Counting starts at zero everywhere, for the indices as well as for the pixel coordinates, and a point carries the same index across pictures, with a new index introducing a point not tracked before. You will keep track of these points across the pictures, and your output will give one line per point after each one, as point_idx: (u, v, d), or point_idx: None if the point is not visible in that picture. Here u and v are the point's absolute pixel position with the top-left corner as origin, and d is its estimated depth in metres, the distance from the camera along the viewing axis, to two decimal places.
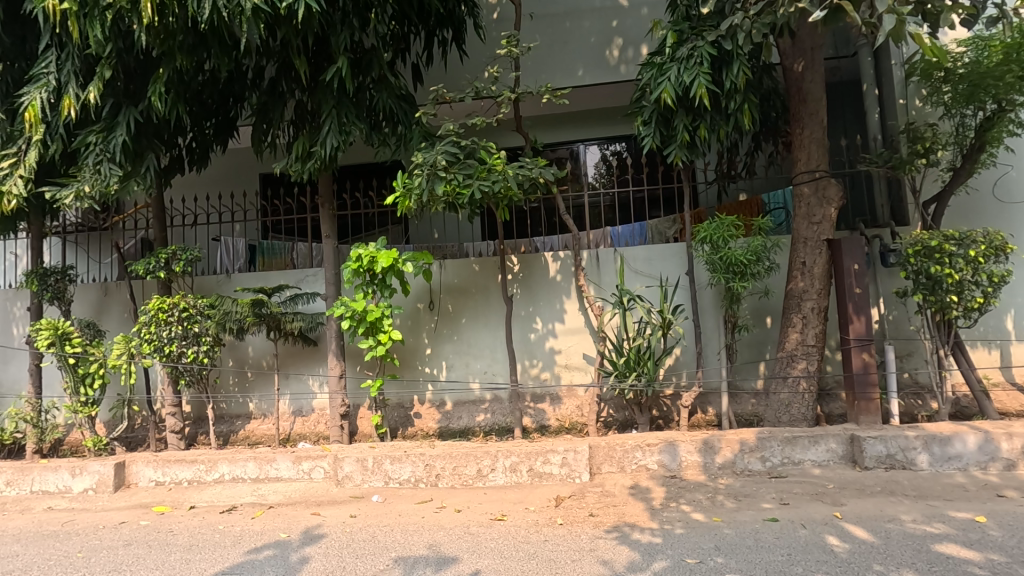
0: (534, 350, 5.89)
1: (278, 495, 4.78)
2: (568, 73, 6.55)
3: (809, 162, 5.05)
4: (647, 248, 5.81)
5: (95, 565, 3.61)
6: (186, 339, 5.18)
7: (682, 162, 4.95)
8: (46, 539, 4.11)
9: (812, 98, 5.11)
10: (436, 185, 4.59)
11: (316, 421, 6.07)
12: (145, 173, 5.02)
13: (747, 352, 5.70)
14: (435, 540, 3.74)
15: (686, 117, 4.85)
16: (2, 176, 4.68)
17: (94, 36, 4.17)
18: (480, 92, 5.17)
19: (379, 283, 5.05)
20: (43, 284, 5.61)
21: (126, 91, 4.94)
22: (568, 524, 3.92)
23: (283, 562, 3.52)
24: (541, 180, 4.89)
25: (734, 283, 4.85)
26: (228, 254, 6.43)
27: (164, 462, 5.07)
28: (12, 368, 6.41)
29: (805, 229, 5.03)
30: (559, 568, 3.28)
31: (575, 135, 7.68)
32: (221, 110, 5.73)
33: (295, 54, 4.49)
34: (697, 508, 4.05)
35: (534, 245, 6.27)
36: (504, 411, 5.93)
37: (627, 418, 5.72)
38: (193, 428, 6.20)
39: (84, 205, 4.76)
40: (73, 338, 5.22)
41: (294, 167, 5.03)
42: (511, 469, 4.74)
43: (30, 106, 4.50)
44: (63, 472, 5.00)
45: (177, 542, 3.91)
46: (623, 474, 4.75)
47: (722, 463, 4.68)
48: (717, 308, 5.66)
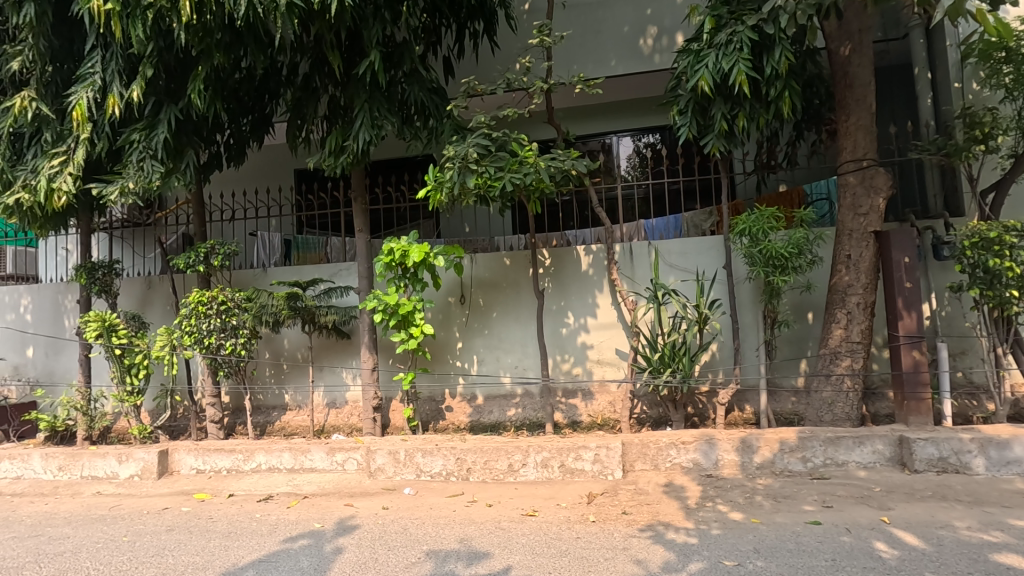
0: (565, 344, 5.83)
1: (313, 486, 4.86)
2: (601, 63, 6.42)
3: (855, 151, 4.83)
4: (682, 241, 5.66)
5: (139, 549, 3.72)
6: (225, 331, 5.31)
7: (719, 152, 4.81)
8: (95, 523, 4.27)
9: (859, 82, 4.86)
10: (467, 178, 4.56)
11: (349, 413, 6.15)
12: (186, 169, 5.14)
13: (786, 349, 5.51)
14: (466, 534, 3.73)
15: (725, 104, 4.68)
16: (53, 174, 4.85)
17: (136, 35, 4.28)
18: (512, 84, 5.06)
19: (411, 277, 5.05)
20: (92, 277, 5.79)
21: (167, 89, 5.08)
22: (601, 522, 3.85)
23: (318, 552, 3.56)
24: (573, 171, 4.82)
25: (774, 277, 4.66)
26: (265, 250, 6.64)
27: (205, 451, 5.20)
28: (63, 359, 6.72)
29: (850, 221, 4.81)
30: (593, 567, 3.22)
31: (608, 126, 7.56)
32: (258, 106, 5.83)
33: (328, 49, 4.53)
34: (734, 508, 3.94)
35: (565, 239, 6.24)
36: (535, 406, 5.86)
37: (662, 414, 5.61)
38: (231, 418, 6.36)
39: (128, 200, 4.86)
40: (120, 330, 5.41)
41: (328, 161, 5.06)
42: (542, 464, 4.69)
43: (78, 105, 4.65)
44: (110, 458, 5.19)
45: (217, 529, 4.00)
46: (657, 472, 4.65)
47: (760, 463, 4.53)
48: (755, 303, 5.49)
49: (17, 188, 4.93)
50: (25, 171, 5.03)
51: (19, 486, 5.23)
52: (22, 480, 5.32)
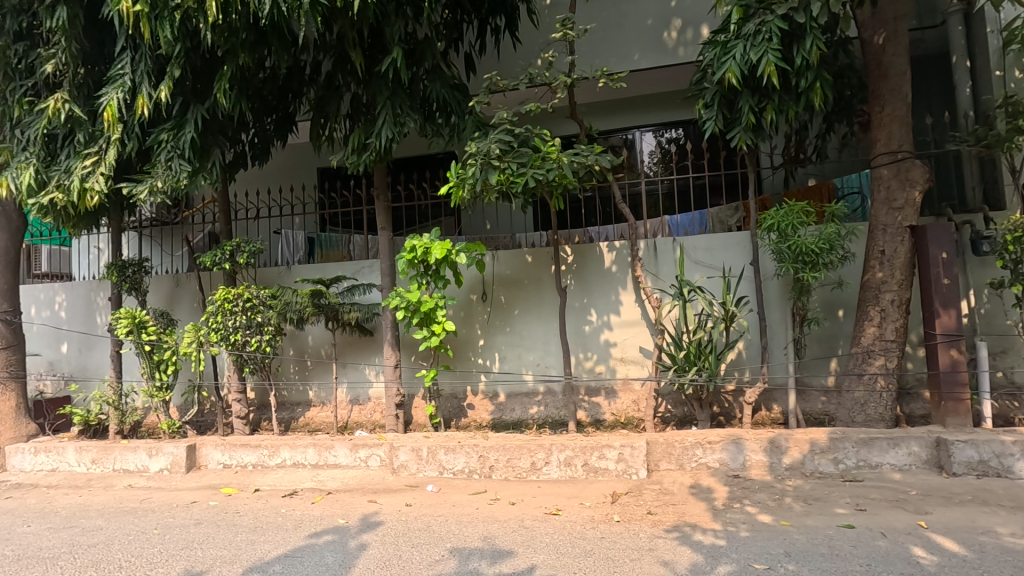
0: (588, 342, 5.77)
1: (337, 482, 4.90)
2: (624, 57, 6.34)
3: (889, 143, 4.67)
4: (707, 237, 5.55)
5: (168, 542, 3.78)
6: (250, 328, 5.38)
7: (746, 146, 4.69)
8: (126, 515, 4.36)
9: (894, 72, 4.69)
10: (490, 174, 4.52)
11: (372, 409, 6.19)
12: (212, 168, 5.20)
13: (816, 347, 5.37)
14: (490, 532, 3.70)
15: (753, 97, 4.56)
16: (86, 174, 4.95)
17: (165, 37, 4.34)
18: (534, 78, 4.99)
19: (433, 275, 5.04)
20: (123, 275, 5.91)
21: (194, 89, 5.15)
22: (625, 522, 3.80)
23: (342, 548, 3.57)
24: (597, 167, 4.77)
25: (804, 274, 4.53)
26: (289, 248, 6.70)
27: (231, 446, 5.28)
28: (96, 354, 6.90)
29: (884, 216, 4.66)
30: (618, 568, 3.17)
31: (631, 121, 7.46)
32: (282, 105, 5.88)
33: (351, 47, 4.53)
34: (763, 510, 3.85)
35: (588, 235, 6.19)
36: (558, 404, 5.82)
37: (687, 414, 5.52)
38: (257, 414, 6.45)
39: (157, 199, 4.95)
40: (149, 326, 5.50)
41: (351, 159, 5.07)
42: (565, 463, 4.65)
43: (109, 106, 4.74)
44: (141, 452, 5.30)
45: (243, 524, 4.05)
46: (682, 472, 4.57)
47: (790, 463, 4.43)
48: (783, 300, 5.36)
49: (51, 188, 5.04)
50: (58, 172, 5.15)
51: (55, 478, 5.38)
52: (57, 472, 5.47)
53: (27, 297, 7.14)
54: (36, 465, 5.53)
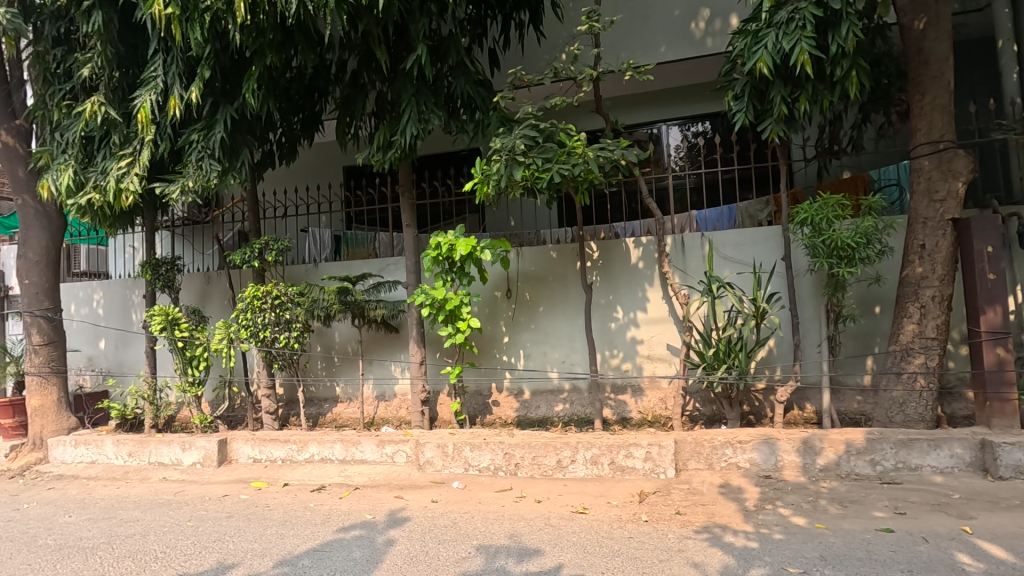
0: (614, 339, 5.70)
1: (363, 477, 4.94)
2: (650, 50, 6.23)
3: (930, 132, 4.50)
4: (737, 232, 5.42)
5: (201, 534, 3.85)
6: (279, 325, 5.46)
7: (778, 138, 4.56)
8: (161, 507, 4.47)
9: (935, 58, 4.51)
10: (514, 170, 4.48)
11: (398, 406, 6.23)
12: (241, 168, 5.28)
13: (851, 344, 5.21)
14: (516, 530, 3.69)
15: (785, 87, 4.42)
16: (121, 175, 5.07)
17: (195, 38, 4.42)
18: (560, 73, 4.93)
19: (458, 271, 5.03)
20: (156, 273, 6.06)
21: (223, 90, 5.22)
22: (653, 522, 3.74)
23: (370, 543, 3.60)
24: (623, 161, 4.70)
25: (839, 269, 4.38)
26: (316, 245, 6.77)
27: (261, 441, 5.36)
28: (132, 350, 7.11)
29: (924, 209, 4.48)
30: (647, 568, 3.12)
31: (658, 115, 7.34)
32: (308, 104, 5.93)
33: (376, 44, 4.54)
34: (797, 512, 3.74)
35: (613, 231, 6.12)
36: (583, 401, 5.76)
37: (715, 413, 5.41)
38: (286, 409, 6.55)
39: (189, 198, 5.05)
40: (182, 323, 5.62)
41: (376, 157, 5.09)
42: (592, 461, 4.60)
43: (142, 108, 4.85)
44: (175, 446, 5.43)
45: (273, 517, 4.11)
46: (711, 472, 4.48)
47: (824, 465, 4.30)
48: (816, 297, 5.21)
49: (88, 188, 5.19)
50: (95, 173, 5.28)
51: (94, 471, 5.55)
52: (96, 464, 5.64)
53: (67, 295, 7.38)
54: (76, 458, 5.71)
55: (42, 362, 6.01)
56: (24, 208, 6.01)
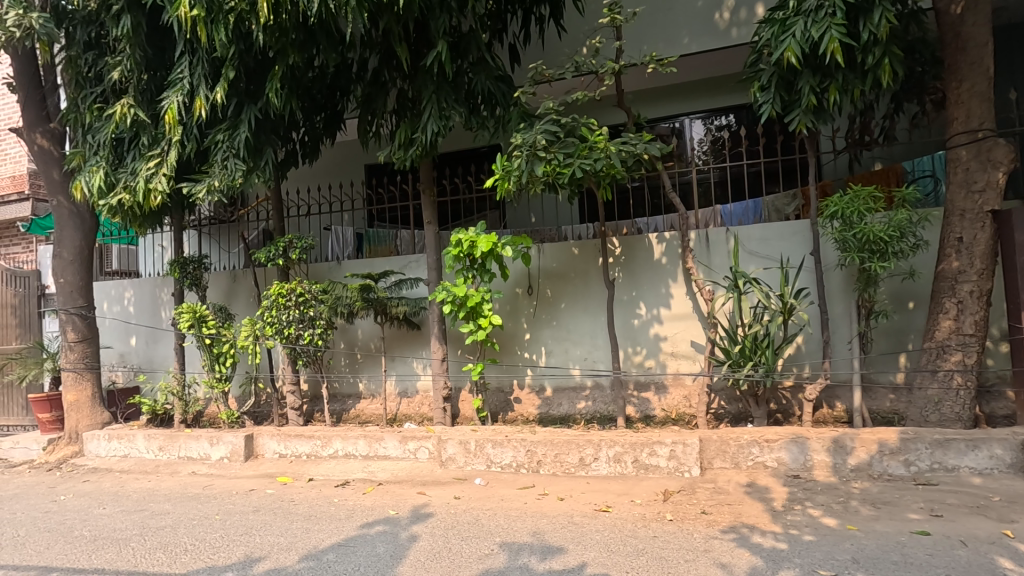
0: (637, 336, 5.63)
1: (386, 473, 4.97)
2: (673, 42, 6.12)
3: (968, 121, 4.33)
4: (763, 226, 5.30)
5: (229, 527, 3.92)
6: (303, 322, 5.52)
7: (806, 129, 4.43)
8: (191, 500, 4.56)
9: (974, 44, 4.34)
10: (536, 166, 4.45)
11: (420, 402, 6.25)
12: (265, 167, 5.34)
13: (883, 342, 5.05)
14: (539, 527, 3.67)
15: (814, 77, 4.29)
16: (149, 175, 5.18)
17: (220, 39, 4.49)
18: (581, 67, 4.88)
19: (479, 268, 5.02)
20: (184, 272, 6.18)
21: (248, 90, 5.29)
22: (678, 521, 3.68)
23: (394, 539, 3.61)
24: (645, 155, 4.63)
25: (871, 263, 4.24)
26: (338, 243, 6.82)
27: (286, 436, 5.43)
28: (162, 347, 7.27)
29: (962, 200, 4.32)
30: (673, 568, 3.07)
31: (680, 108, 7.22)
32: (330, 103, 5.97)
33: (396, 42, 4.54)
34: (828, 513, 3.65)
35: (636, 227, 6.05)
36: (606, 399, 5.71)
37: (741, 411, 5.31)
38: (310, 406, 6.62)
39: (215, 197, 5.14)
40: (209, 320, 5.73)
41: (397, 154, 5.11)
42: (615, 459, 4.55)
43: (169, 109, 4.94)
44: (202, 441, 5.54)
45: (299, 512, 4.17)
46: (737, 471, 4.39)
47: (856, 465, 4.19)
48: (847, 292, 5.07)
49: (119, 189, 5.31)
50: (125, 173, 5.40)
51: (127, 464, 5.71)
52: (129, 458, 5.80)
53: (100, 293, 7.58)
54: (110, 451, 5.87)
55: (77, 359, 6.19)
56: (59, 209, 6.19)
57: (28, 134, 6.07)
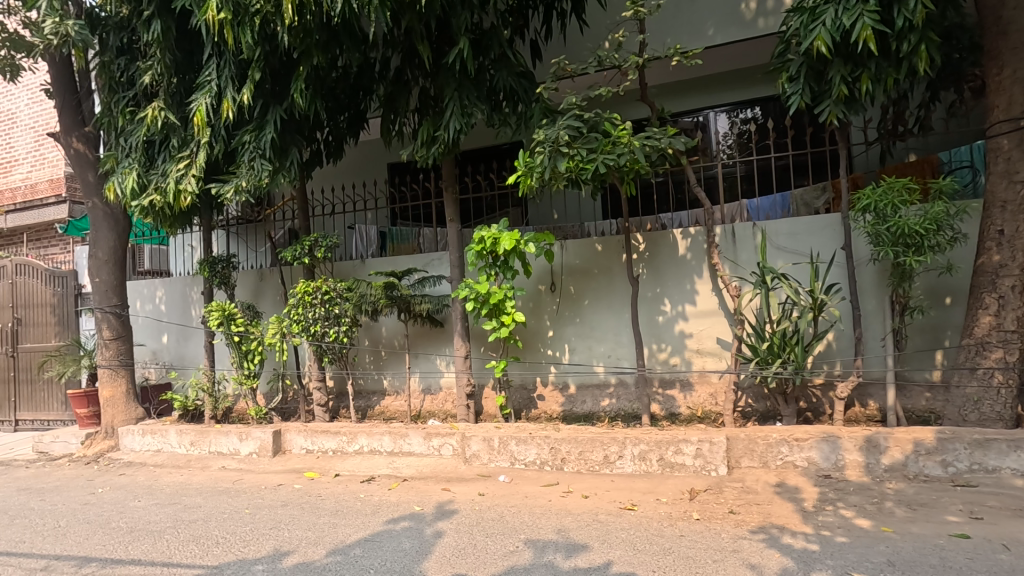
0: (662, 333, 5.56)
1: (411, 469, 5.01)
2: (697, 34, 6.02)
3: (1010, 109, 4.16)
4: (791, 221, 5.18)
5: (258, 521, 3.99)
6: (329, 319, 5.59)
7: (837, 120, 4.31)
8: (221, 494, 4.66)
9: (1015, 28, 4.17)
10: (559, 162, 4.42)
11: (443, 399, 6.28)
12: (290, 167, 5.42)
13: (918, 339, 4.90)
14: (563, 525, 3.65)
15: (845, 66, 4.17)
16: (180, 176, 5.30)
17: (246, 41, 4.56)
18: (604, 61, 4.83)
19: (501, 265, 5.01)
20: (213, 270, 6.31)
21: (273, 91, 5.36)
22: (705, 521, 3.62)
23: (419, 535, 3.64)
24: (670, 150, 4.57)
25: (906, 258, 4.11)
26: (362, 242, 6.87)
27: (313, 432, 5.50)
28: (192, 344, 7.45)
29: (1003, 191, 4.16)
30: (701, 568, 3.02)
31: (705, 102, 7.10)
32: (353, 103, 6.01)
33: (418, 40, 4.56)
34: (861, 514, 3.56)
35: (660, 223, 5.97)
36: (630, 397, 5.66)
37: (770, 409, 5.20)
38: (336, 402, 6.71)
39: (242, 197, 5.24)
40: (237, 318, 5.84)
41: (420, 152, 5.12)
42: (640, 457, 4.51)
43: (198, 111, 5.05)
44: (232, 436, 5.65)
45: (326, 507, 4.23)
46: (766, 471, 4.30)
47: (890, 465, 4.07)
48: (880, 288, 4.93)
49: (150, 190, 5.44)
50: (156, 175, 5.52)
51: (161, 458, 5.86)
52: (162, 452, 5.95)
53: (134, 292, 7.81)
54: (144, 446, 6.04)
55: (112, 356, 6.37)
56: (94, 210, 6.38)
57: (64, 138, 6.27)
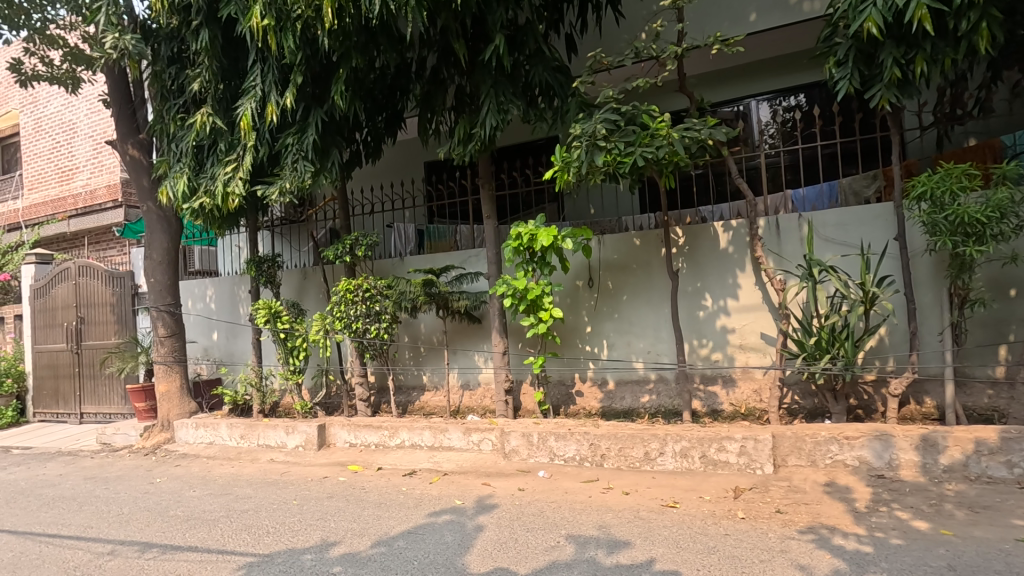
0: (703, 328, 5.45)
1: (451, 464, 5.07)
2: (738, 20, 5.86)
3: None
4: (840, 211, 4.99)
5: (306, 512, 4.12)
6: (370, 316, 5.71)
7: (890, 105, 4.11)
8: (270, 486, 4.83)
9: None
10: (596, 156, 4.38)
11: (482, 395, 6.32)
12: (331, 168, 5.55)
13: (980, 333, 4.64)
14: (605, 521, 3.63)
15: (897, 48, 3.99)
16: (227, 180, 5.50)
17: (288, 46, 4.68)
18: (641, 53, 4.74)
19: (539, 261, 5.00)
20: (260, 270, 6.53)
21: (314, 94, 5.50)
22: (751, 520, 3.54)
23: (461, 528, 3.68)
24: (710, 141, 4.47)
25: (966, 248, 3.89)
26: (401, 240, 6.98)
27: (356, 427, 5.63)
28: (240, 341, 7.73)
29: None
30: (747, 568, 2.96)
31: (745, 90, 6.92)
32: (391, 103, 6.08)
33: (454, 38, 4.59)
34: (918, 516, 3.41)
35: (700, 216, 5.86)
36: (670, 393, 5.57)
37: (818, 406, 5.03)
38: (378, 397, 6.85)
39: (286, 199, 5.40)
40: (283, 316, 6.04)
41: (457, 150, 5.14)
42: (681, 454, 4.44)
43: (244, 116, 5.22)
44: (280, 430, 5.84)
45: (370, 500, 4.33)
46: (814, 470, 4.17)
47: (949, 465, 3.87)
48: (936, 280, 4.70)
49: (200, 193, 5.66)
50: (205, 179, 5.73)
51: (213, 451, 6.11)
52: (214, 445, 6.20)
53: (186, 292, 8.16)
54: (198, 438, 6.31)
55: (167, 353, 6.68)
56: (149, 213, 6.69)
57: (121, 145, 6.59)
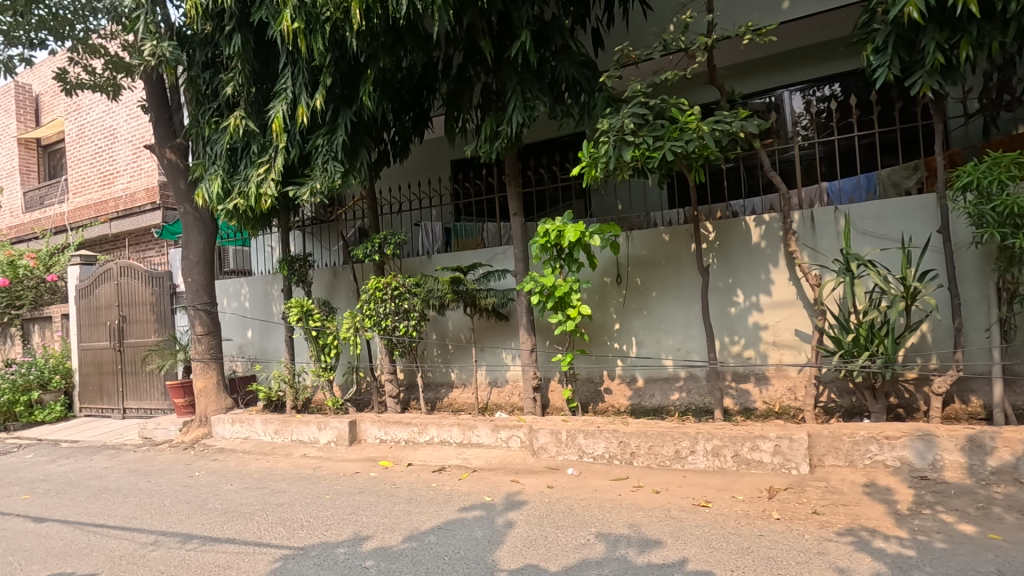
0: (734, 325, 5.35)
1: (480, 460, 5.09)
2: (771, 9, 5.72)
3: None
4: (878, 203, 4.83)
5: (338, 507, 4.20)
6: (399, 314, 5.77)
7: (933, 92, 3.95)
8: (304, 481, 4.93)
9: None
10: (623, 151, 4.33)
11: (510, 392, 6.34)
12: (360, 168, 5.62)
13: None
14: (635, 520, 3.60)
15: (941, 32, 3.82)
16: (260, 181, 5.62)
17: (318, 48, 4.75)
18: (669, 45, 4.67)
19: (567, 258, 4.98)
20: (292, 269, 6.66)
21: (343, 95, 5.57)
22: (787, 521, 3.46)
23: (490, 525, 3.69)
24: (742, 133, 4.38)
25: (1015, 239, 3.72)
26: (428, 238, 7.04)
27: (386, 423, 5.70)
28: (274, 339, 7.91)
29: None
30: (783, 569, 2.89)
31: (778, 81, 6.75)
32: (418, 102, 6.13)
33: (481, 36, 4.60)
34: (964, 519, 3.28)
35: (730, 210, 5.74)
36: (701, 391, 5.47)
37: (856, 405, 4.88)
38: (406, 394, 6.93)
39: (317, 199, 5.49)
40: (315, 314, 6.15)
41: (483, 148, 5.13)
42: (713, 453, 4.37)
43: (276, 118, 5.33)
44: (312, 426, 5.95)
45: (400, 495, 4.38)
46: (852, 470, 4.04)
47: (997, 467, 3.71)
48: (983, 274, 4.50)
49: (234, 195, 5.80)
50: (239, 180, 5.87)
51: (249, 445, 6.28)
52: (249, 440, 6.36)
53: (221, 291, 8.39)
54: (233, 434, 6.48)
55: (204, 350, 6.88)
56: (186, 215, 6.89)
57: (159, 149, 6.81)
